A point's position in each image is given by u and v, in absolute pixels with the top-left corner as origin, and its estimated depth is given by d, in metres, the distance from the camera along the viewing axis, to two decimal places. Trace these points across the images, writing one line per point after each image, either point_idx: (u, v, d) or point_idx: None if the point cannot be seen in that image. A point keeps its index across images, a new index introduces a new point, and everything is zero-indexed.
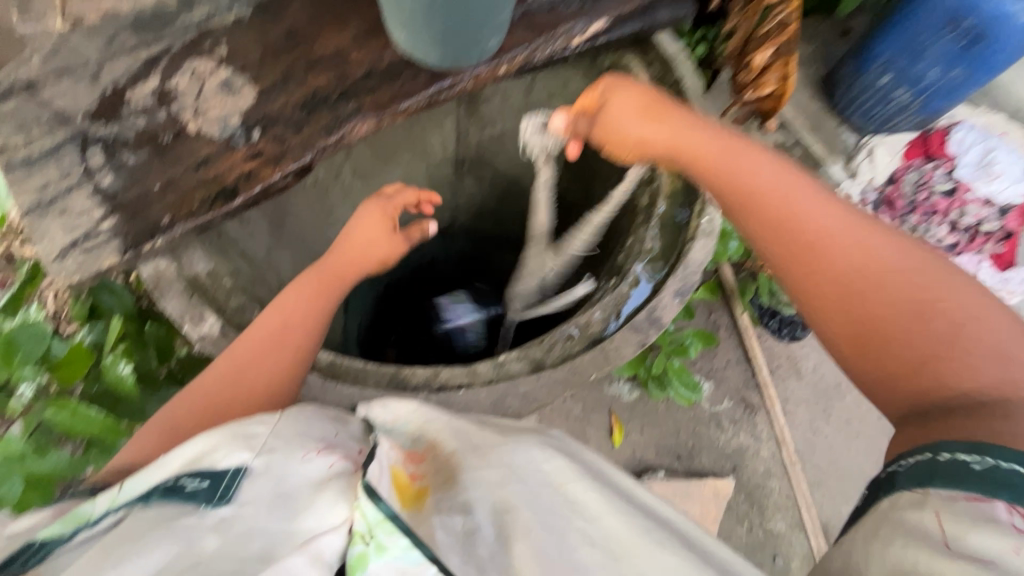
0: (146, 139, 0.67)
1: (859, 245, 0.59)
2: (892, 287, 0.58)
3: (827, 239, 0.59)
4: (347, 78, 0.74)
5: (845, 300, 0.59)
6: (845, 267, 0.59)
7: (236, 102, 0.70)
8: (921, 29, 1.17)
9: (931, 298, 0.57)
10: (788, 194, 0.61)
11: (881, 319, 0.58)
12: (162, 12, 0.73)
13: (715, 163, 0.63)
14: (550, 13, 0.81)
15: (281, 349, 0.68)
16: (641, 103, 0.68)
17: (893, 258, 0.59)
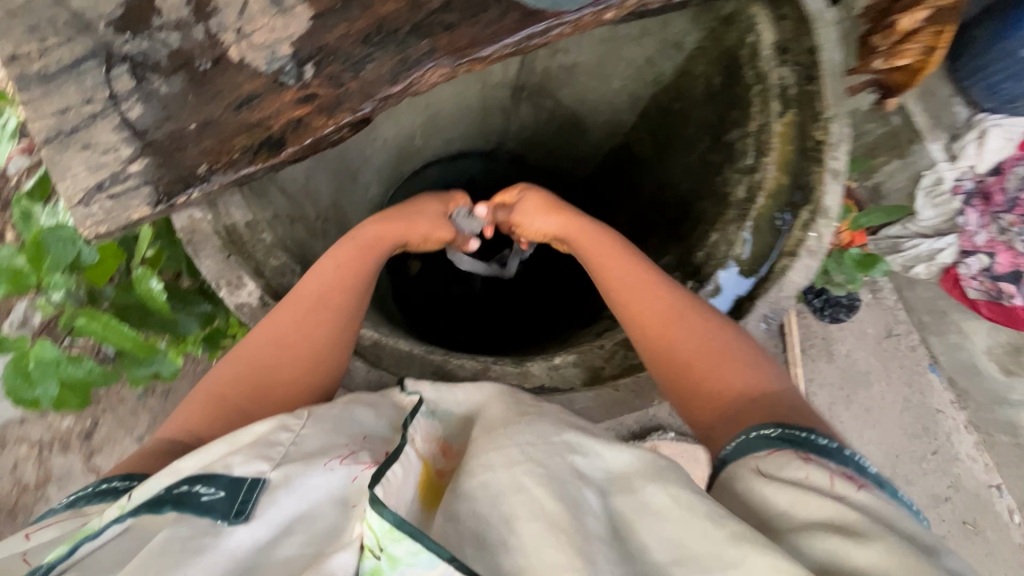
0: (180, 64, 0.56)
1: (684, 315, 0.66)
2: (706, 348, 0.64)
3: (659, 294, 0.68)
4: (421, 8, 0.60)
5: (669, 345, 0.65)
6: (670, 326, 0.66)
7: (287, 26, 0.58)
8: None
9: (734, 365, 0.62)
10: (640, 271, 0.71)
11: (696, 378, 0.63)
12: None
13: (587, 247, 0.76)
14: None
15: (325, 324, 0.62)
16: (544, 200, 0.83)
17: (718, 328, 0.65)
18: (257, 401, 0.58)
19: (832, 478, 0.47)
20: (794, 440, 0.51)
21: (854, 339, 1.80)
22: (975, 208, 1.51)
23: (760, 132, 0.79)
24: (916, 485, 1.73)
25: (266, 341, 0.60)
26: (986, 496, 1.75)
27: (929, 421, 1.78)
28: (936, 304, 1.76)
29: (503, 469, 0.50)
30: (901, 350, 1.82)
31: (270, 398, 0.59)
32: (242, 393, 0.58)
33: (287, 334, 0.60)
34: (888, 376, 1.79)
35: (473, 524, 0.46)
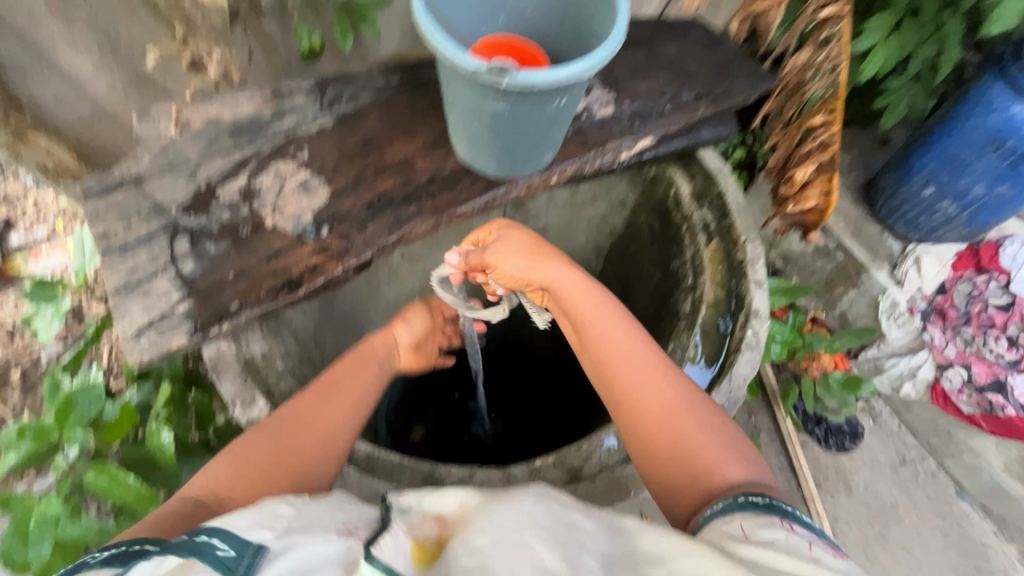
0: (227, 231, 0.74)
1: (652, 374, 0.70)
2: (675, 429, 0.66)
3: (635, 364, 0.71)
4: (410, 183, 0.81)
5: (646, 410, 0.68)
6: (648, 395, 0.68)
7: (310, 201, 0.78)
8: (962, 148, 1.38)
9: (707, 440, 0.64)
10: (625, 327, 0.75)
11: (665, 436, 0.66)
12: (258, 121, 0.83)
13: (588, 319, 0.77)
14: (600, 132, 0.91)
15: (341, 410, 0.71)
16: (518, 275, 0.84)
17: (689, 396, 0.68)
18: (272, 479, 0.63)
19: (809, 544, 0.51)
20: (778, 510, 0.55)
21: (869, 469, 1.76)
22: (935, 324, 1.64)
23: (695, 258, 0.95)
24: None
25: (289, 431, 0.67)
26: None
27: (979, 558, 1.69)
28: (938, 424, 1.75)
29: (512, 529, 0.52)
30: (921, 478, 1.76)
31: (283, 476, 0.64)
32: (261, 478, 0.63)
33: (307, 417, 0.68)
34: (916, 508, 1.72)
35: (478, 566, 0.49)
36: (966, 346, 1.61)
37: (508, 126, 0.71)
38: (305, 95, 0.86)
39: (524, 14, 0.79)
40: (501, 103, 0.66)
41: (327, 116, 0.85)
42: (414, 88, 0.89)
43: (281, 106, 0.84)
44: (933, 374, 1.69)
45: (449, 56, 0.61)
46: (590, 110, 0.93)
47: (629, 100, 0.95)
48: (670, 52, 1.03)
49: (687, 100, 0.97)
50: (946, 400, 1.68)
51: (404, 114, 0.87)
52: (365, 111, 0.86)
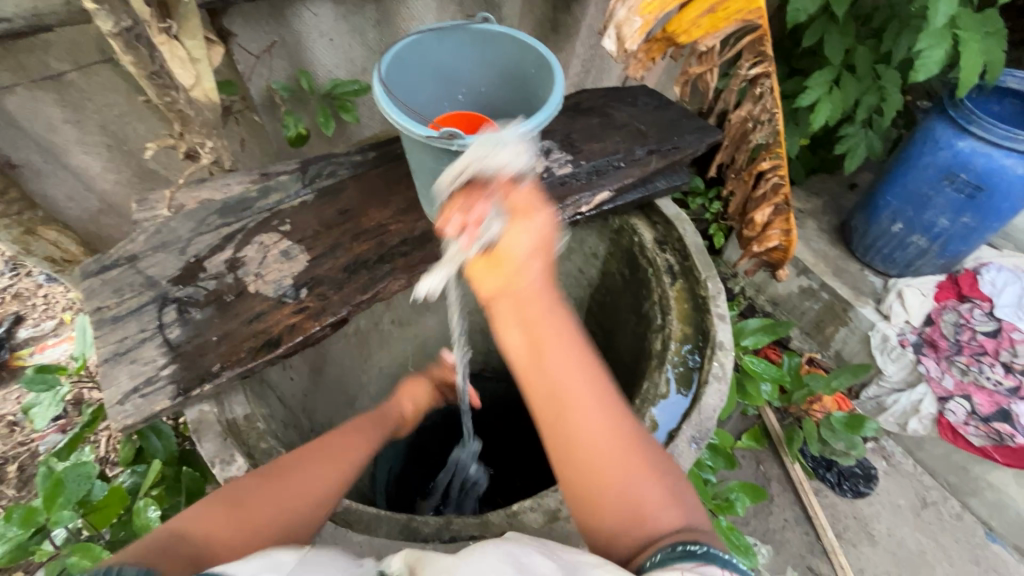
0: (212, 298, 0.80)
1: (602, 411, 0.60)
2: (625, 480, 0.58)
3: (591, 421, 0.59)
4: (384, 245, 0.88)
5: (607, 458, 0.58)
6: (610, 437, 0.59)
7: (291, 267, 0.84)
8: (921, 183, 1.45)
9: (653, 490, 0.59)
10: (580, 353, 0.60)
11: (614, 491, 0.58)
12: (245, 200, 0.91)
13: (548, 354, 0.59)
14: (560, 189, 0.99)
15: (316, 484, 0.69)
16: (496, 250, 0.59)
17: (635, 443, 0.60)
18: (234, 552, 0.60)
19: None
20: None
21: (890, 514, 1.67)
22: (928, 356, 1.54)
23: (662, 299, 0.99)
24: None
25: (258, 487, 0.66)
26: None
27: None
28: (952, 460, 1.67)
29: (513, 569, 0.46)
30: (946, 520, 1.68)
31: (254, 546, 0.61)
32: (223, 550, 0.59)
33: (272, 494, 0.66)
34: (946, 554, 1.63)
35: None
36: (962, 376, 1.49)
37: None
38: (289, 175, 0.95)
39: (480, 91, 0.89)
40: (457, 166, 0.73)
41: (309, 191, 0.93)
42: (388, 162, 0.98)
43: (267, 185, 0.93)
44: (936, 408, 1.56)
45: (405, 129, 0.69)
46: (551, 170, 1.02)
47: (587, 160, 1.04)
48: (623, 115, 1.14)
49: (641, 156, 1.06)
50: (956, 434, 1.54)
51: (379, 185, 0.95)
52: (343, 184, 0.95)
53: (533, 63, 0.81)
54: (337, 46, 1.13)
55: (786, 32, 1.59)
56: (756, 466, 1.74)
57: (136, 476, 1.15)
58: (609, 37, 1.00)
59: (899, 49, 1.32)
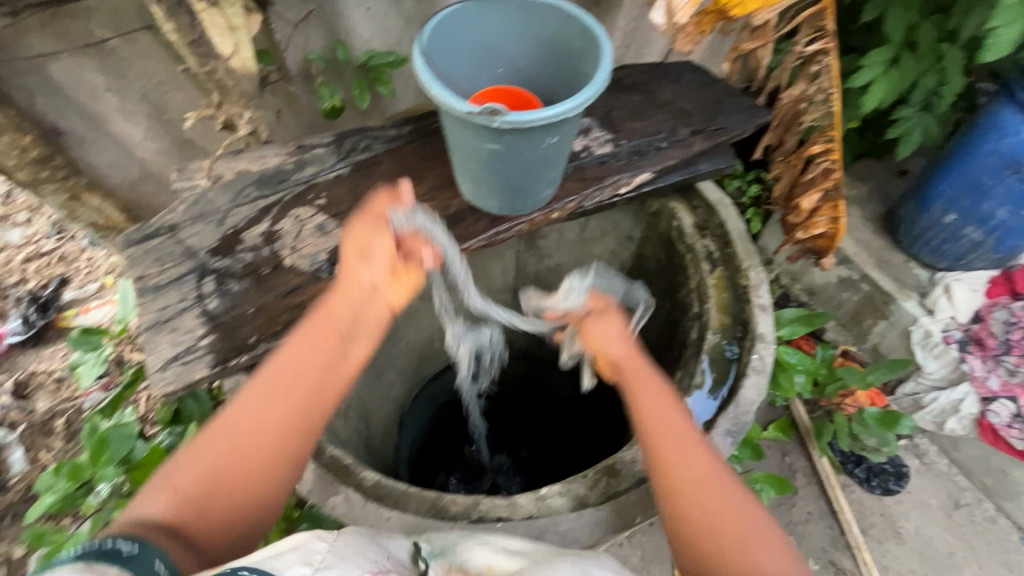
0: (249, 271, 0.81)
1: (709, 466, 0.66)
2: (737, 535, 0.61)
3: (703, 474, 0.65)
4: None
5: (719, 512, 0.63)
6: (718, 495, 0.64)
7: (326, 241, 0.84)
8: (981, 172, 1.36)
9: (761, 550, 0.60)
10: (681, 412, 0.71)
11: (727, 552, 0.61)
12: (281, 172, 0.91)
13: (657, 410, 0.71)
14: (599, 169, 0.96)
15: (295, 414, 0.65)
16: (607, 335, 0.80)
17: (744, 498, 0.64)
18: (214, 493, 0.60)
19: None
20: None
21: (919, 514, 1.63)
22: (974, 354, 1.48)
23: (699, 287, 0.96)
24: None
25: (234, 443, 0.62)
26: None
27: None
28: (989, 462, 1.61)
29: None
30: (978, 522, 1.63)
31: (235, 492, 0.61)
32: (202, 495, 0.59)
33: (242, 432, 0.62)
34: (976, 557, 1.58)
35: None
36: (1009, 377, 1.44)
37: (504, 163, 0.76)
38: (324, 148, 0.94)
39: (521, 65, 0.86)
40: (497, 143, 0.71)
41: (344, 165, 0.93)
42: (424, 136, 0.97)
43: (302, 158, 0.93)
44: (978, 408, 1.52)
45: (445, 103, 0.67)
46: (589, 148, 0.98)
47: (627, 139, 1.00)
48: (666, 93, 1.09)
49: (684, 136, 1.02)
50: (997, 437, 1.50)
51: (414, 160, 0.94)
52: (378, 159, 0.94)
53: (578, 36, 0.77)
54: (373, 16, 1.10)
55: (844, 6, 1.49)
56: (782, 457, 1.70)
57: (173, 437, 1.19)
58: (659, 8, 0.96)
59: (969, 26, 1.22)
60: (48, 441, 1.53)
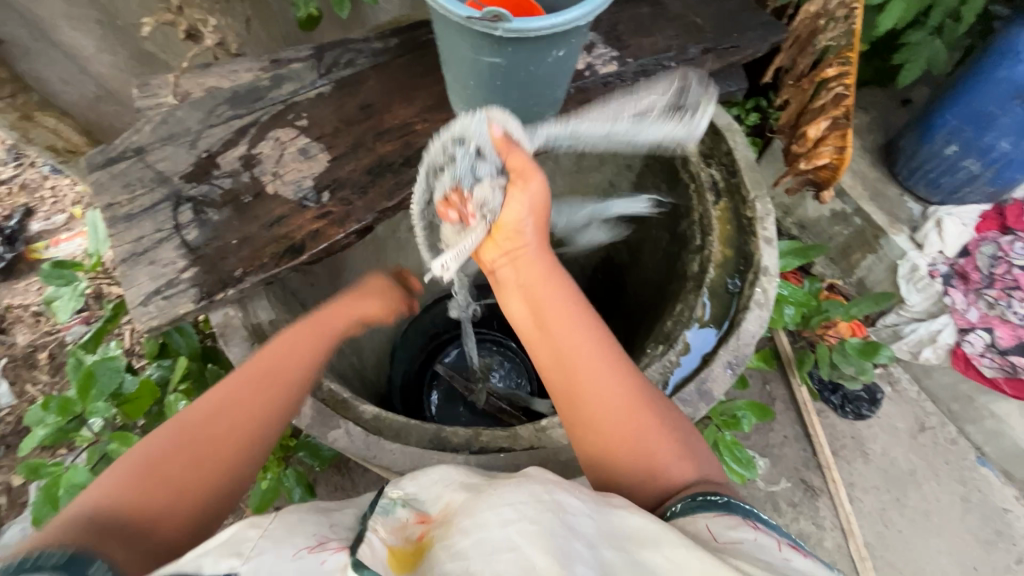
0: (229, 199, 0.75)
1: (604, 360, 0.65)
2: (628, 421, 0.62)
3: (594, 365, 0.64)
4: (411, 146, 0.81)
5: (617, 401, 0.63)
6: (614, 382, 0.64)
7: (311, 167, 0.78)
8: (990, 101, 1.31)
9: (658, 434, 0.62)
10: (574, 308, 0.68)
11: (618, 435, 0.62)
12: (255, 89, 0.83)
13: (552, 301, 0.68)
14: (603, 91, 0.89)
15: (255, 414, 0.64)
16: (517, 221, 0.69)
17: (634, 380, 0.65)
18: (162, 486, 0.56)
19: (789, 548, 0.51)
20: (740, 510, 0.54)
21: (887, 437, 1.72)
22: (957, 289, 1.50)
23: (703, 218, 0.93)
24: None
25: (196, 429, 0.61)
26: None
27: (999, 524, 1.66)
28: (959, 389, 1.69)
29: (494, 528, 0.49)
30: (941, 444, 1.72)
31: (174, 484, 0.57)
32: (141, 484, 0.56)
33: (193, 429, 0.60)
34: (936, 475, 1.69)
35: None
36: (989, 310, 1.47)
37: (504, 80, 0.70)
38: (302, 62, 0.86)
39: None
40: (498, 56, 0.65)
41: (326, 82, 0.84)
42: (413, 50, 0.88)
43: (279, 74, 0.84)
44: (954, 339, 1.56)
45: (441, 7, 0.60)
46: (593, 68, 0.92)
47: (633, 58, 0.93)
48: (676, 5, 1.00)
49: (695, 55, 0.94)
50: (969, 366, 1.57)
51: (403, 78, 0.86)
52: (364, 75, 0.85)
53: None
54: None
55: None
56: (762, 385, 1.76)
57: (163, 370, 1.17)
58: None
59: None
60: (32, 375, 1.50)
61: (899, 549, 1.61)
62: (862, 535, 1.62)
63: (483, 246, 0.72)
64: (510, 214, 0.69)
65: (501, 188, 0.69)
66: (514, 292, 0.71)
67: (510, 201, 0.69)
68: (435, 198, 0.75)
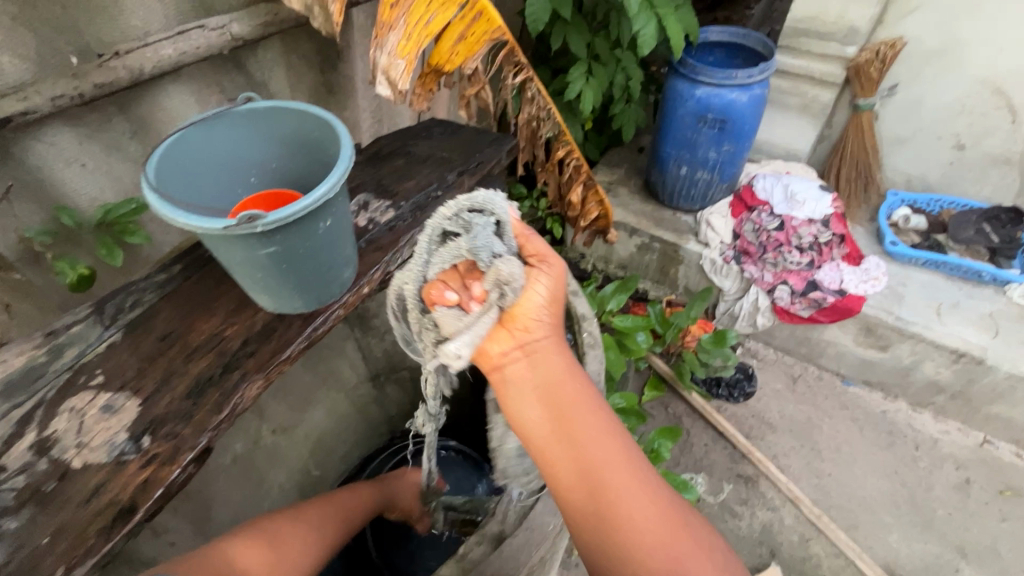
0: (28, 496, 0.66)
1: (638, 474, 0.66)
2: (668, 542, 0.63)
3: (631, 479, 0.65)
4: (226, 352, 0.80)
5: (655, 516, 0.64)
6: (651, 498, 0.65)
7: (120, 419, 0.73)
8: (686, 129, 1.72)
9: (698, 559, 0.62)
10: (605, 418, 0.69)
11: (660, 560, 0.61)
12: (34, 368, 0.77)
13: (581, 410, 0.68)
14: (391, 234, 1.00)
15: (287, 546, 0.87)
16: (546, 333, 0.72)
17: (670, 499, 0.66)
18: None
19: None
20: None
21: (775, 400, 1.92)
22: (748, 263, 1.80)
23: None
24: (939, 487, 1.73)
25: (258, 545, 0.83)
26: (989, 455, 1.78)
27: (888, 425, 1.86)
28: (796, 334, 1.94)
29: None
30: (814, 384, 1.95)
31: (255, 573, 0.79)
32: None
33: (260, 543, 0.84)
34: (827, 412, 1.89)
35: None
36: (775, 268, 1.77)
37: (290, 262, 0.75)
38: (83, 322, 0.83)
39: (273, 169, 0.87)
40: (272, 246, 0.70)
41: (115, 330, 0.82)
42: (201, 267, 0.91)
43: (58, 343, 0.80)
44: (767, 297, 1.82)
45: (197, 227, 0.65)
46: (374, 219, 1.02)
47: (405, 200, 1.06)
48: (423, 149, 1.19)
49: (453, 180, 1.11)
50: (790, 314, 1.82)
51: (199, 295, 0.87)
52: (155, 308, 0.85)
53: (313, 125, 0.80)
54: (93, 170, 1.00)
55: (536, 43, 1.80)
56: (665, 410, 1.90)
57: None
58: (382, 84, 1.05)
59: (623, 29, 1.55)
60: None
61: (841, 491, 1.72)
62: (807, 495, 1.72)
63: (495, 337, 0.70)
64: (532, 323, 0.71)
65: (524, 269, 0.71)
66: (531, 396, 0.70)
67: (532, 285, 0.71)
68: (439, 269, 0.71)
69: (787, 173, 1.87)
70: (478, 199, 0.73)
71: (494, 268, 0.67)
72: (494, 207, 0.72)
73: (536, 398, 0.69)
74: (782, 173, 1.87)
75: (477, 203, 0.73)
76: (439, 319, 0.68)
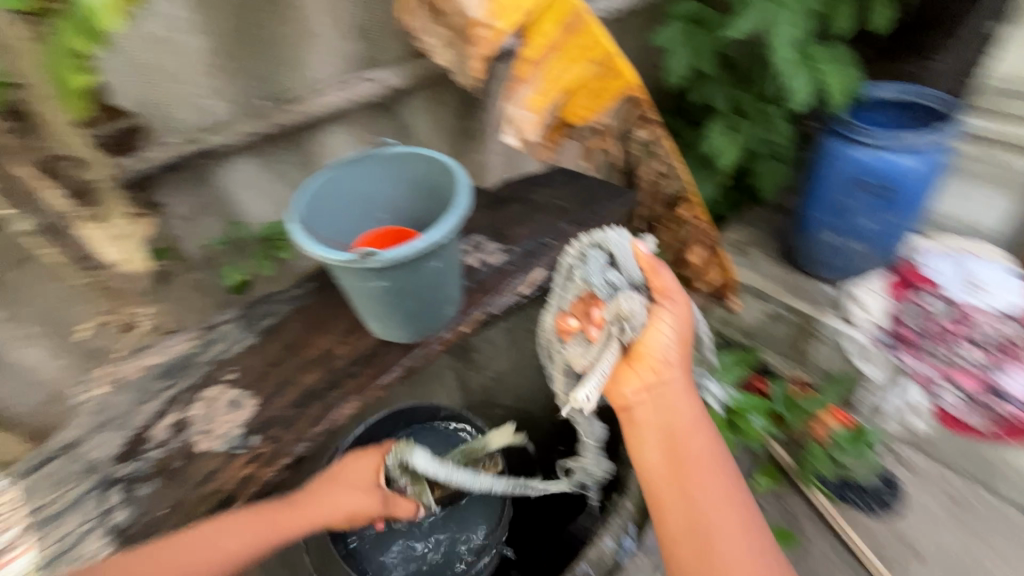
0: (160, 469, 0.77)
1: (734, 522, 0.75)
2: None
3: (728, 526, 0.75)
4: (333, 369, 0.88)
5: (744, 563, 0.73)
6: (743, 546, 0.74)
7: (239, 415, 0.82)
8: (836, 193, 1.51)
9: None
10: (715, 467, 0.78)
11: None
12: (187, 357, 0.91)
13: (695, 458, 0.77)
14: (497, 276, 1.02)
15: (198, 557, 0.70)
16: (672, 380, 0.79)
17: (759, 547, 0.75)
18: None
19: None
20: None
21: (927, 523, 1.57)
22: (905, 353, 1.52)
23: None
24: None
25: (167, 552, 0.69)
26: None
27: None
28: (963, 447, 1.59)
29: None
30: (985, 514, 1.57)
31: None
32: None
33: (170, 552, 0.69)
34: (1002, 554, 1.50)
35: None
36: (944, 364, 1.48)
37: (397, 296, 0.80)
38: (230, 323, 0.96)
39: (400, 207, 0.95)
40: (383, 281, 0.76)
41: (251, 334, 0.94)
42: (328, 287, 1.01)
43: (209, 338, 0.94)
44: (927, 400, 1.52)
45: (322, 258, 0.72)
46: (484, 261, 1.05)
47: (516, 244, 1.09)
48: (542, 196, 1.21)
49: (565, 230, 1.12)
50: (961, 424, 1.51)
51: (322, 313, 0.97)
52: (285, 319, 0.96)
53: (439, 171, 0.86)
54: (263, 192, 1.18)
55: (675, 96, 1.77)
56: (779, 505, 1.65)
57: None
58: (509, 134, 1.10)
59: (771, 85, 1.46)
60: None
61: None
62: None
63: (625, 376, 0.79)
64: (661, 369, 0.79)
65: (647, 308, 0.79)
66: (652, 435, 0.79)
67: (656, 325, 0.78)
68: (572, 298, 0.85)
69: (965, 254, 1.59)
70: (608, 236, 0.84)
71: (616, 304, 0.77)
72: (616, 243, 0.83)
73: (657, 438, 0.79)
74: (959, 253, 1.59)
75: (609, 241, 0.84)
76: (568, 344, 0.83)
